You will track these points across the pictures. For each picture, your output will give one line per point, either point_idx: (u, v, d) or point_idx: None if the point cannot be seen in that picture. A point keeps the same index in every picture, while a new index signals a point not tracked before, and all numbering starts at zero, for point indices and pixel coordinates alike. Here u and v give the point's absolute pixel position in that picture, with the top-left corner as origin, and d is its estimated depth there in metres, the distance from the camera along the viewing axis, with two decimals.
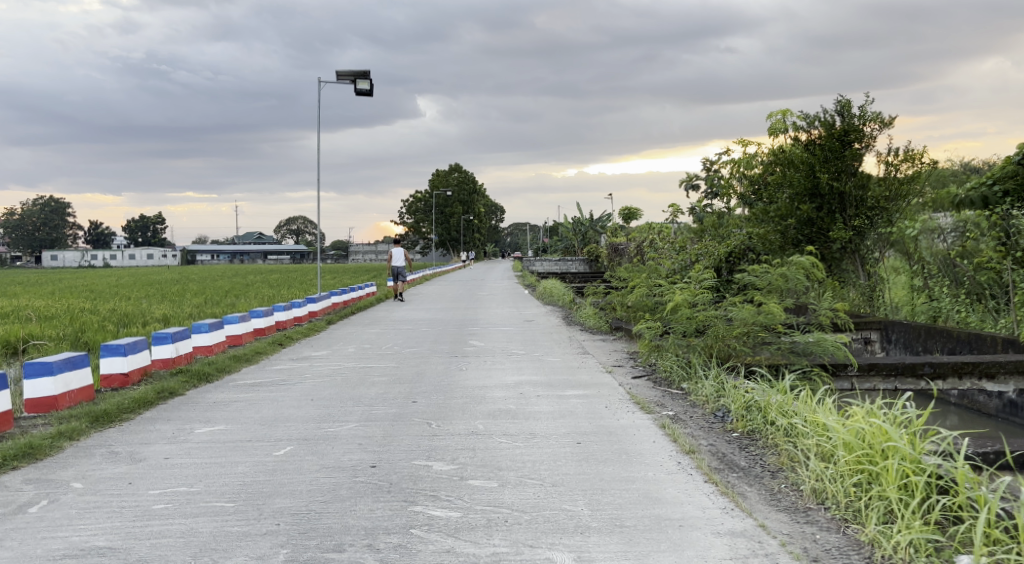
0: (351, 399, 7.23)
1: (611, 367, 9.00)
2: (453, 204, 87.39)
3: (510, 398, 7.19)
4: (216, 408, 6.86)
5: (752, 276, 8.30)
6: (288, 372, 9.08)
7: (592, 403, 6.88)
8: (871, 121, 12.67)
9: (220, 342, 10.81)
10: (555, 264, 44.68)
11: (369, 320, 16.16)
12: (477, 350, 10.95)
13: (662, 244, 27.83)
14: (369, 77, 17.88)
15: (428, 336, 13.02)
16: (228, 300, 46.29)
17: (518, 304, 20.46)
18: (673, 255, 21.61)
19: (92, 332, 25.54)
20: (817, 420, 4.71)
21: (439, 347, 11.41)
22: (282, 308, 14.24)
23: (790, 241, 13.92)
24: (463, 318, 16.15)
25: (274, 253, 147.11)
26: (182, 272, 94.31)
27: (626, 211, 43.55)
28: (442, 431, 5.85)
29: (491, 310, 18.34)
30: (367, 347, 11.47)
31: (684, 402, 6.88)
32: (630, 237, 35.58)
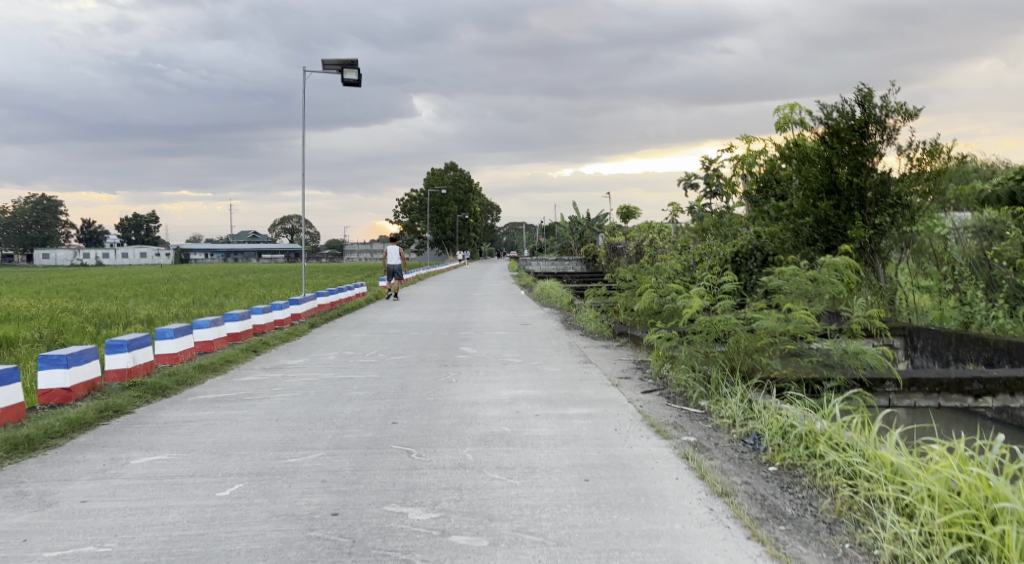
0: (322, 419, 6.31)
1: (618, 380, 8.07)
2: (448, 203, 86.42)
3: (504, 419, 6.26)
4: (164, 431, 5.93)
5: (777, 280, 7.41)
6: (257, 384, 8.15)
7: (599, 425, 5.96)
8: (894, 112, 11.77)
9: (188, 348, 9.87)
10: (552, 263, 43.80)
11: (356, 323, 15.23)
12: (469, 359, 10.03)
13: (664, 244, 26.93)
14: (357, 67, 16.94)
15: (417, 341, 12.09)
16: (218, 300, 45.27)
17: (514, 305, 19.52)
18: (676, 255, 20.72)
19: (71, 333, 24.56)
20: (887, 461, 3.84)
21: (428, 354, 10.49)
22: (261, 310, 13.30)
23: (804, 241, 12.97)
24: (455, 321, 15.22)
25: (268, 252, 146.09)
26: (174, 271, 93.17)
27: (625, 210, 42.66)
28: (424, 463, 4.93)
29: (485, 313, 17.43)
30: (349, 354, 10.54)
31: (705, 424, 5.94)
32: (629, 236, 34.70)
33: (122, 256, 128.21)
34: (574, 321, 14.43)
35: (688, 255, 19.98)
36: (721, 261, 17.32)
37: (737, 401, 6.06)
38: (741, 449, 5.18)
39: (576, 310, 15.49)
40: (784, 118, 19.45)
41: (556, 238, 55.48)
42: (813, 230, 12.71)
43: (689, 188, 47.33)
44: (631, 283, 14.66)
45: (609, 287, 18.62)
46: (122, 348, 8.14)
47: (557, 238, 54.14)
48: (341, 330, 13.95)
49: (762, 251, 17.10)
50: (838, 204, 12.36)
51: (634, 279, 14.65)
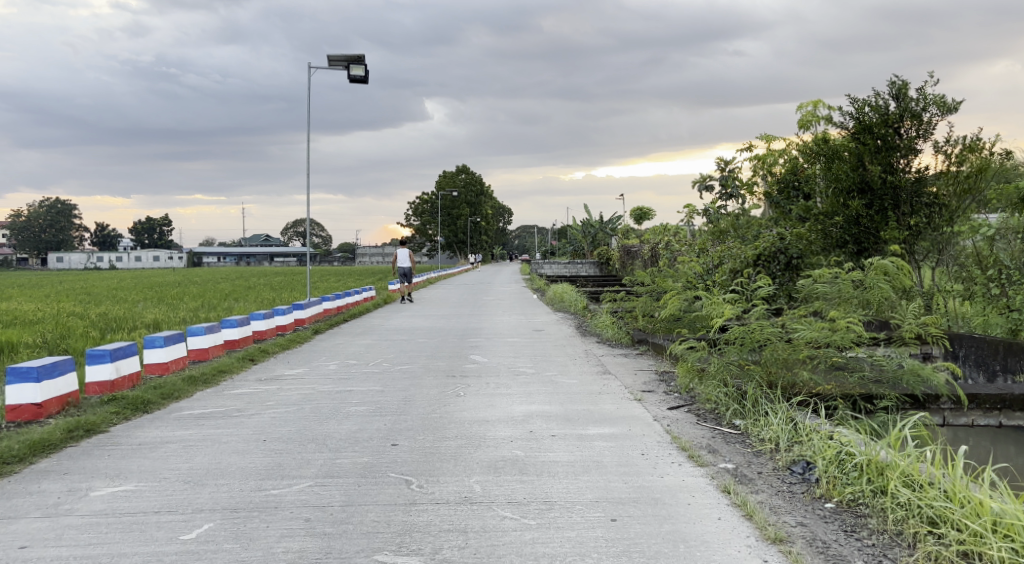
0: (314, 440, 5.69)
1: (641, 394, 7.38)
2: (460, 206, 85.95)
3: (516, 441, 5.63)
4: (137, 454, 5.32)
5: (819, 284, 6.71)
6: (250, 397, 7.55)
7: (624, 449, 5.30)
8: (931, 105, 11.03)
9: (180, 357, 9.29)
10: (565, 266, 43.16)
11: (362, 329, 14.65)
12: (478, 368, 9.41)
13: (681, 246, 26.23)
14: (364, 63, 16.35)
15: (424, 349, 11.48)
16: (227, 303, 44.92)
17: (526, 310, 18.90)
18: (694, 258, 20.02)
19: (75, 338, 24.09)
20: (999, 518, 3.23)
21: (435, 363, 9.87)
22: (262, 316, 12.72)
23: (834, 242, 12.26)
24: (465, 327, 14.63)
25: (280, 256, 146.20)
26: (186, 274, 93.17)
27: (639, 212, 41.97)
28: (424, 497, 4.29)
29: (496, 318, 16.81)
30: (351, 363, 9.95)
31: (743, 447, 5.25)
32: (643, 239, 34.03)
33: (135, 259, 128.53)
34: (590, 327, 13.79)
35: (707, 258, 19.27)
36: (742, 264, 16.63)
37: (779, 421, 5.39)
38: (788, 480, 4.50)
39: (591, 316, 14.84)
40: (807, 115, 18.74)
41: (569, 240, 54.87)
42: (843, 231, 12.00)
43: (704, 190, 46.62)
44: (649, 287, 14.01)
45: (625, 291, 17.97)
46: (104, 359, 7.55)
47: (569, 240, 53.55)
48: (345, 336, 13.37)
49: (786, 253, 16.39)
50: (870, 203, 11.66)
51: (652, 284, 14.00)
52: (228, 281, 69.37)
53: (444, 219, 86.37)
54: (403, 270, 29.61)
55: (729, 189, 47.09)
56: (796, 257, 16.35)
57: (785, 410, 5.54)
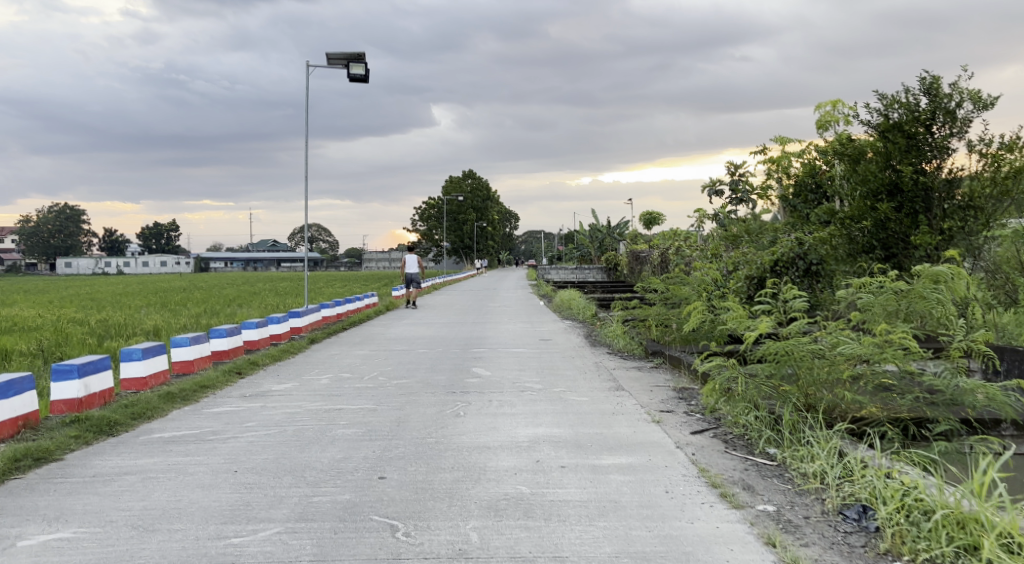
0: (291, 472, 5.00)
1: (660, 417, 6.67)
2: (466, 211, 85.43)
3: (520, 473, 4.95)
4: (87, 489, 4.64)
5: (862, 295, 5.99)
6: (230, 416, 6.88)
7: (646, 487, 4.60)
8: (965, 101, 10.30)
9: (162, 371, 8.63)
10: (572, 272, 42.53)
11: (361, 338, 13.99)
12: (481, 383, 8.73)
13: (692, 252, 25.52)
14: (364, 61, 15.71)
15: (424, 360, 10.80)
16: (230, 309, 44.42)
17: (532, 317, 18.24)
18: (708, 264, 19.32)
19: (70, 345, 23.49)
20: None
21: (435, 377, 9.20)
22: (254, 325, 12.07)
23: (861, 248, 11.54)
24: (469, 337, 13.96)
25: (286, 261, 145.94)
26: (192, 280, 92.84)
27: (648, 216, 41.24)
28: (411, 551, 3.60)
29: (501, 327, 16.14)
30: (345, 377, 9.28)
31: (782, 486, 4.55)
32: (652, 244, 33.32)
33: (142, 264, 128.41)
34: (600, 337, 13.11)
35: (721, 264, 18.58)
36: (759, 270, 15.94)
37: (824, 452, 4.69)
38: (842, 528, 3.80)
39: (601, 324, 14.17)
40: (824, 116, 18.05)
41: (576, 245, 54.23)
42: (870, 237, 11.28)
43: (713, 195, 45.96)
44: (663, 295, 13.34)
45: (636, 297, 17.30)
46: (71, 374, 6.88)
47: (576, 246, 52.93)
48: (342, 346, 12.71)
49: (805, 259, 15.69)
50: (900, 206, 10.96)
51: (666, 291, 13.32)
52: (233, 287, 68.94)
53: (450, 225, 85.86)
54: (408, 276, 29.00)
55: (739, 193, 46.43)
56: (815, 263, 15.64)
57: (828, 438, 4.84)
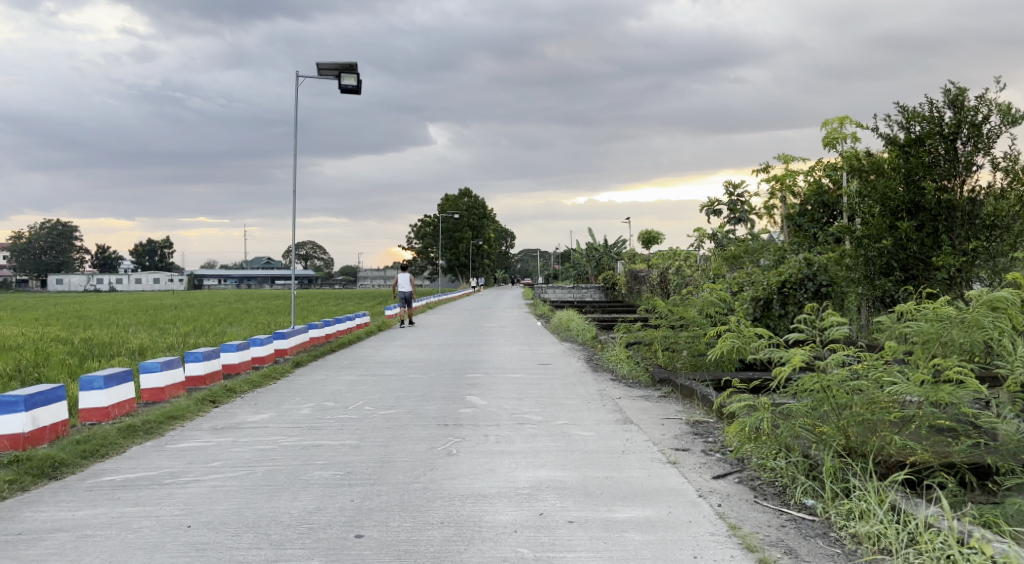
0: (253, 529, 4.28)
1: (677, 459, 5.97)
2: (461, 229, 84.90)
3: (521, 531, 4.24)
4: (7, 552, 3.91)
5: (907, 324, 5.32)
6: (195, 454, 6.16)
7: (671, 552, 3.90)
8: (993, 113, 9.66)
9: (128, 400, 7.90)
10: (569, 291, 41.92)
11: (350, 362, 13.29)
12: (476, 414, 8.04)
13: (693, 272, 24.90)
14: (356, 72, 15.12)
15: (415, 387, 10.10)
16: (222, 327, 43.73)
17: (529, 339, 17.57)
18: (712, 285, 18.69)
19: (52, 365, 22.70)
20: None
21: (426, 406, 8.50)
22: (235, 348, 11.35)
23: (879, 269, 10.89)
24: (464, 360, 13.30)
25: (280, 278, 145.09)
26: (185, 297, 92.03)
27: (646, 235, 40.70)
28: None
29: (497, 349, 15.45)
30: (329, 406, 8.57)
31: (832, 551, 3.86)
32: (651, 264, 32.73)
33: (135, 281, 127.52)
34: (603, 360, 12.46)
35: (726, 284, 17.97)
36: (766, 291, 15.31)
37: (878, 509, 4.04)
38: None
39: (603, 348, 13.53)
40: (832, 132, 17.49)
41: (572, 264, 53.69)
42: (890, 257, 10.63)
43: (711, 214, 45.52)
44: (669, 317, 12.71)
45: (637, 319, 16.66)
46: (17, 407, 6.15)
47: (572, 264, 52.36)
48: (329, 370, 12.00)
49: (815, 281, 15.08)
50: (920, 226, 10.33)
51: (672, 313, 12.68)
52: (227, 305, 68.20)
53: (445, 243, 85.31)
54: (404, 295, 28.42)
55: (737, 213, 46.05)
56: (825, 284, 15.02)
57: (881, 492, 4.18)
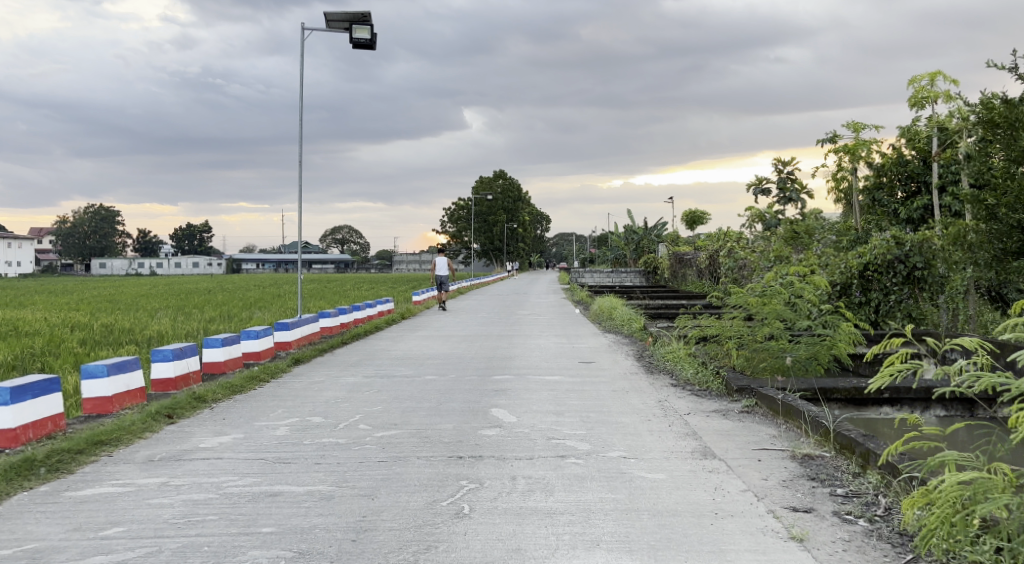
0: None
1: (805, 531, 3.97)
2: (496, 212, 83.17)
3: None
4: None
5: None
6: (93, 509, 4.26)
7: None
8: None
9: (51, 418, 6.10)
10: (607, 276, 39.96)
11: (361, 358, 11.43)
12: (500, 439, 6.06)
13: (749, 254, 22.71)
14: (369, 23, 13.13)
15: (429, 394, 8.19)
16: (251, 312, 42.52)
17: (568, 330, 15.59)
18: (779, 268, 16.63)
19: (56, 353, 21.23)
20: None
21: (436, 426, 6.54)
22: (219, 344, 9.61)
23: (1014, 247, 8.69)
24: (493, 357, 11.36)
25: (315, 262, 144.90)
26: (221, 281, 91.83)
27: (690, 215, 38.34)
28: None
29: (532, 342, 13.50)
30: (313, 424, 6.66)
31: None
32: (698, 246, 30.51)
33: (174, 265, 128.23)
34: (660, 359, 10.43)
35: (797, 267, 15.72)
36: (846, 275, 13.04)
37: None
38: None
39: (659, 343, 11.49)
40: (919, 91, 15.11)
41: (610, 247, 51.60)
42: None
43: (759, 194, 43.05)
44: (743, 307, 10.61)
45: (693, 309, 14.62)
46: None
47: (610, 247, 50.28)
48: (332, 370, 10.12)
49: (907, 263, 12.65)
50: None
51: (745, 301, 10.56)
52: (261, 289, 67.42)
53: (480, 226, 83.62)
54: (440, 279, 28.29)
55: (787, 192, 43.51)
56: (920, 268, 12.59)
57: None
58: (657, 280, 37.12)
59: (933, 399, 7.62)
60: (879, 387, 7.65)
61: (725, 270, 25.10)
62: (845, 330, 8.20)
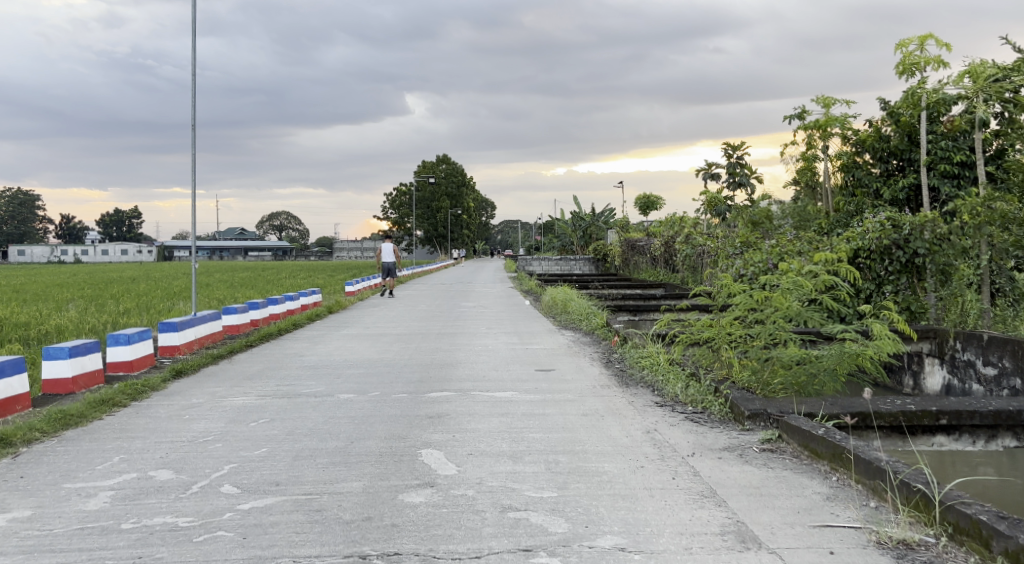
0: None
1: None
2: (440, 199, 80.85)
3: None
4: None
5: None
6: None
7: None
8: None
9: None
10: (555, 264, 38.34)
11: (264, 368, 9.20)
12: (430, 514, 4.02)
13: (710, 241, 21.16)
14: None
15: (340, 426, 6.07)
16: (174, 303, 39.49)
17: (518, 326, 13.67)
18: (753, 256, 15.00)
19: None
20: None
21: (338, 488, 4.46)
22: (67, 356, 7.37)
23: None
24: (430, 365, 9.27)
25: (252, 250, 140.22)
26: (150, 268, 87.23)
27: (642, 201, 36.83)
28: None
29: (477, 343, 11.46)
30: (156, 487, 4.50)
31: None
32: (652, 232, 28.98)
33: (101, 252, 122.15)
34: (635, 365, 8.52)
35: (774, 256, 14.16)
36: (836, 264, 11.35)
37: None
38: None
39: (630, 346, 9.59)
40: (907, 57, 13.56)
41: (557, 234, 50.00)
42: None
43: (709, 179, 41.92)
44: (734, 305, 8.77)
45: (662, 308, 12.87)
46: None
47: (557, 234, 48.64)
48: (219, 386, 7.87)
49: (906, 249, 10.88)
50: None
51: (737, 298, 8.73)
52: (192, 277, 63.77)
53: (423, 213, 81.26)
54: (386, 262, 27.42)
55: (737, 177, 42.50)
56: (921, 254, 10.83)
57: None
58: (607, 267, 35.60)
59: (1002, 426, 5.76)
60: (935, 411, 5.71)
61: (682, 257, 23.54)
62: (879, 334, 6.33)
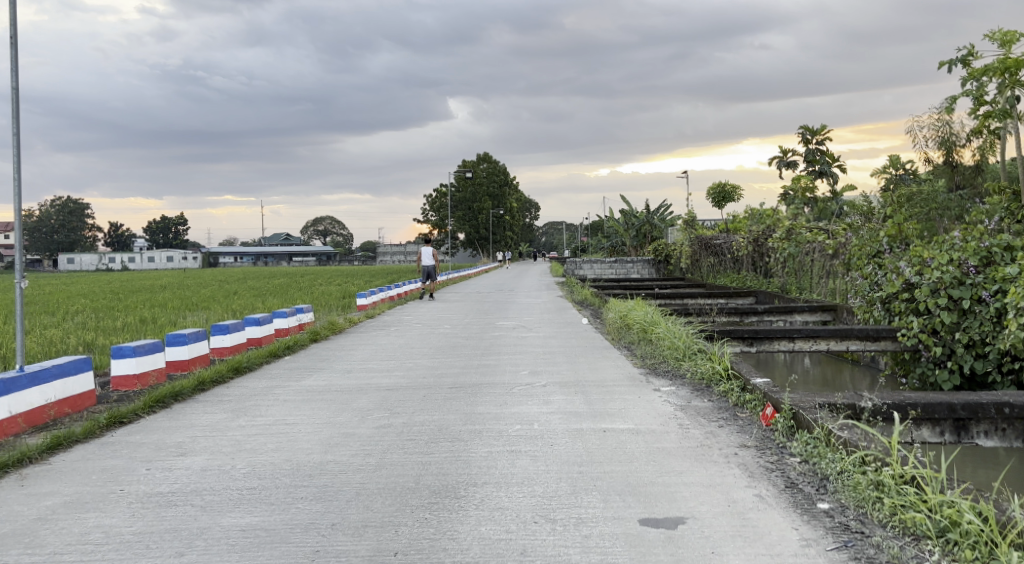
0: None
1: None
2: (482, 198, 76.42)
3: None
4: None
5: None
6: None
7: None
8: None
9: None
10: (610, 266, 33.41)
11: (59, 504, 4.33)
12: None
13: (825, 235, 16.03)
14: None
15: None
16: (185, 314, 35.49)
17: (579, 370, 8.73)
18: (946, 257, 9.88)
19: None
20: None
21: None
22: None
23: None
24: (410, 499, 4.34)
25: (295, 254, 138.24)
26: (187, 274, 84.31)
27: (716, 192, 31.49)
28: None
29: (512, 418, 6.46)
30: None
31: None
32: (734, 227, 23.84)
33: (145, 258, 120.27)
34: (894, 531, 3.63)
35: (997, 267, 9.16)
36: None
37: None
38: None
39: (832, 454, 4.70)
40: None
41: (606, 233, 44.91)
42: None
43: (784, 168, 36.46)
44: None
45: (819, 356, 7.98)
46: None
47: (607, 234, 43.74)
48: None
49: None
50: None
51: None
52: (219, 285, 60.51)
53: (463, 213, 76.97)
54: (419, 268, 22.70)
55: (819, 164, 36.97)
56: None
57: None
58: (671, 269, 30.50)
59: None
60: None
61: (782, 257, 18.44)
62: None
